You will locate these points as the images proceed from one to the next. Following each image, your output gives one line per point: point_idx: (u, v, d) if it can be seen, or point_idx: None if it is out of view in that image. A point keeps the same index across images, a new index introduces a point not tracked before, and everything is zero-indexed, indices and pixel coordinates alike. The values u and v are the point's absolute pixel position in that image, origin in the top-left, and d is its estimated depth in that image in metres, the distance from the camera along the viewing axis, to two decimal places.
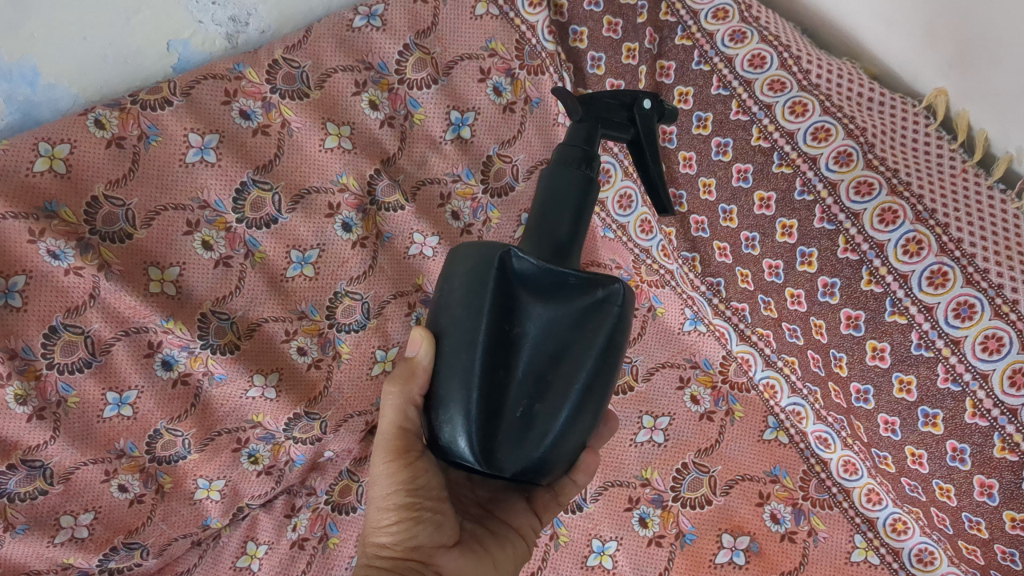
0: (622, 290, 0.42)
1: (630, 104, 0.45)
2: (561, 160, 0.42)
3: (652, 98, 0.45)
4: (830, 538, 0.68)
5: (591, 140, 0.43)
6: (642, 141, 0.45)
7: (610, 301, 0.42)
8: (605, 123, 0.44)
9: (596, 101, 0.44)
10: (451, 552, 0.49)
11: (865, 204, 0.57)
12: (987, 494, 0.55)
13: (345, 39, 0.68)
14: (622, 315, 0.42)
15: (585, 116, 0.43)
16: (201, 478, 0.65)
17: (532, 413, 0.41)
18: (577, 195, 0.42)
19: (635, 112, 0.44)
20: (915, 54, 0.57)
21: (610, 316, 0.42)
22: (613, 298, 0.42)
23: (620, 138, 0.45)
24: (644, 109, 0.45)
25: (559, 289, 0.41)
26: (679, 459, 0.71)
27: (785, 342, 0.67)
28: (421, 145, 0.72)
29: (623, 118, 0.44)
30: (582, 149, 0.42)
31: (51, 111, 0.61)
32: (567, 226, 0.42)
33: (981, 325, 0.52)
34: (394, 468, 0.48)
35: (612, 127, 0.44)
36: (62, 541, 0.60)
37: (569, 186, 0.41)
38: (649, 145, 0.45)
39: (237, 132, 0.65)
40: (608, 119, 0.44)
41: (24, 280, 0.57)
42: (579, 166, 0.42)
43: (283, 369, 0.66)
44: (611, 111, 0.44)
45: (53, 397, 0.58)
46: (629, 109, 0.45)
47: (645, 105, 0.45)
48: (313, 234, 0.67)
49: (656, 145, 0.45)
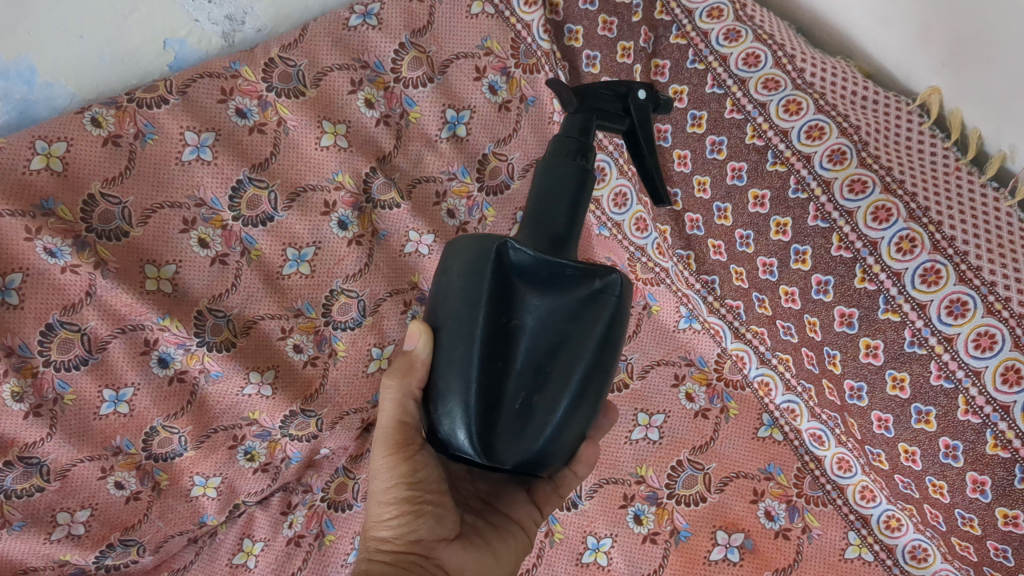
0: (619, 280, 0.42)
1: (624, 95, 0.45)
2: (557, 151, 0.43)
3: (646, 89, 0.45)
4: (824, 535, 0.68)
5: (586, 131, 0.43)
6: (637, 131, 0.46)
7: (608, 291, 0.42)
8: (600, 114, 0.44)
9: (590, 93, 0.44)
10: (452, 544, 0.50)
11: (858, 202, 0.57)
12: (980, 491, 0.55)
13: (340, 38, 0.69)
14: (620, 306, 0.43)
15: (580, 107, 0.44)
16: (197, 475, 0.65)
17: (532, 405, 0.41)
18: (574, 185, 0.42)
19: (630, 104, 0.45)
20: (908, 53, 0.57)
21: (608, 307, 0.42)
22: (611, 288, 0.42)
23: (614, 129, 0.46)
24: (639, 99, 0.45)
25: (557, 280, 0.41)
26: (674, 456, 0.71)
27: (779, 339, 0.67)
28: (417, 143, 0.72)
29: (618, 109, 0.45)
30: (577, 140, 0.43)
31: (48, 110, 0.61)
32: (564, 217, 0.42)
33: (974, 323, 0.52)
34: (393, 462, 0.48)
35: (607, 118, 0.45)
36: (59, 538, 0.60)
37: (566, 177, 0.42)
38: (644, 136, 0.46)
39: (233, 130, 0.65)
40: (603, 111, 0.44)
41: (21, 277, 0.57)
42: (575, 157, 0.42)
43: (279, 366, 0.67)
44: (606, 102, 0.44)
45: (49, 394, 0.59)
46: (624, 99, 0.45)
47: (640, 95, 0.45)
48: (310, 231, 0.67)
49: (651, 136, 0.46)
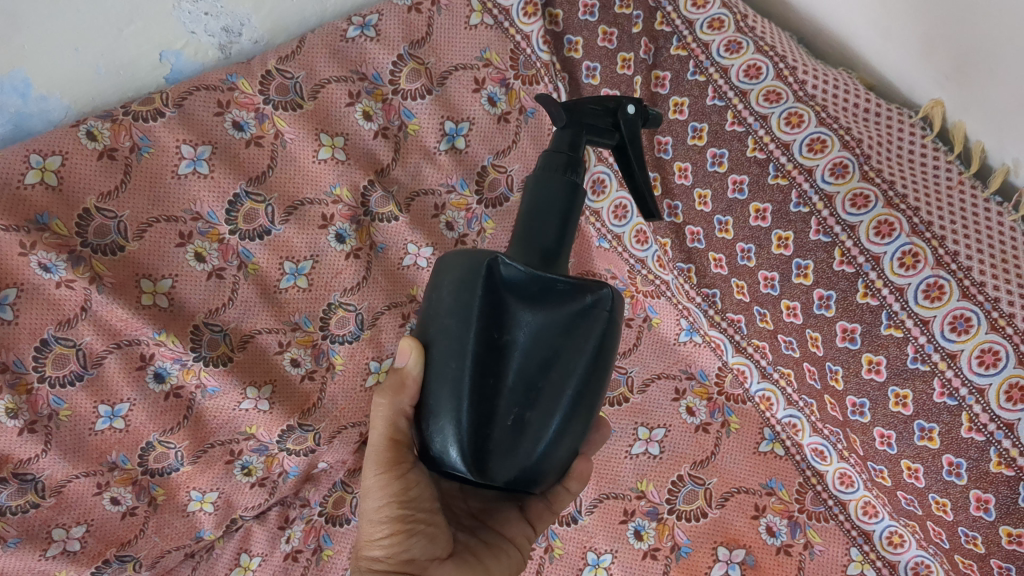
0: (610, 295, 0.41)
1: (614, 109, 0.44)
2: (546, 166, 0.42)
3: (635, 103, 0.44)
4: (826, 551, 0.67)
5: (575, 146, 0.42)
6: (627, 146, 0.44)
7: (599, 306, 0.41)
8: (589, 128, 0.43)
9: (579, 107, 0.43)
10: (445, 564, 0.49)
11: (861, 217, 0.56)
12: (984, 509, 0.54)
13: (337, 49, 0.68)
14: (612, 320, 0.42)
15: (569, 122, 0.43)
16: (194, 490, 0.64)
17: (524, 421, 0.40)
18: (564, 199, 0.41)
19: (619, 118, 0.44)
20: (911, 65, 0.57)
21: (600, 321, 0.41)
22: (602, 303, 0.41)
23: (604, 144, 0.44)
24: (628, 114, 0.44)
25: (547, 295, 0.41)
26: (675, 471, 0.71)
27: (780, 353, 0.67)
28: (415, 156, 0.71)
29: (608, 123, 0.44)
30: (567, 154, 0.42)
31: (43, 123, 0.61)
32: (554, 231, 0.41)
33: (978, 339, 0.51)
34: (385, 480, 0.47)
35: (597, 133, 0.43)
36: (54, 554, 0.59)
37: (555, 192, 0.41)
38: (634, 150, 0.44)
39: (230, 143, 0.64)
40: (593, 125, 0.43)
41: (16, 293, 0.56)
42: (565, 171, 0.41)
43: (276, 381, 0.66)
44: (595, 116, 0.43)
45: (44, 410, 0.58)
46: (614, 114, 0.44)
47: (628, 111, 0.44)
48: (307, 245, 0.67)
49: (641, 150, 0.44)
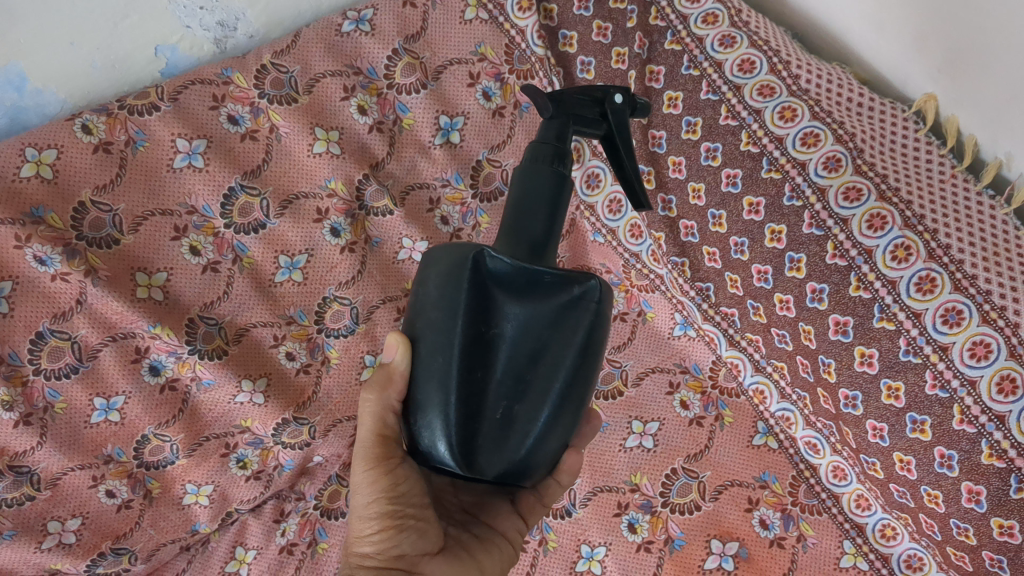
0: (598, 286, 0.42)
1: (601, 100, 0.44)
2: (534, 157, 0.42)
3: (622, 93, 0.45)
4: (819, 544, 0.68)
5: (562, 137, 0.43)
6: (615, 136, 0.45)
7: (587, 298, 0.41)
8: (577, 119, 0.44)
9: (566, 98, 0.43)
10: (435, 559, 0.49)
11: (853, 210, 0.56)
12: (975, 501, 0.54)
13: (332, 44, 0.68)
14: (600, 312, 0.42)
15: (556, 112, 0.43)
16: (190, 483, 0.65)
17: (512, 415, 0.41)
18: (551, 190, 0.41)
19: (607, 108, 0.44)
20: (904, 59, 0.57)
21: (588, 313, 0.41)
22: (590, 294, 0.42)
23: (592, 134, 0.45)
24: (615, 103, 0.45)
25: (535, 288, 0.41)
26: (669, 464, 0.71)
27: (774, 347, 0.67)
28: (410, 150, 0.72)
29: (595, 114, 0.44)
30: (554, 146, 0.42)
31: (39, 116, 0.61)
32: (542, 223, 0.41)
33: (970, 331, 0.52)
34: (373, 476, 0.47)
35: (584, 123, 0.44)
36: (50, 547, 0.59)
37: (543, 183, 0.41)
38: (622, 140, 0.45)
39: (225, 137, 0.65)
40: (580, 116, 0.44)
41: (12, 285, 0.56)
42: (552, 162, 0.42)
43: (272, 374, 0.66)
44: (582, 107, 0.44)
45: (40, 403, 0.59)
46: (601, 104, 0.45)
47: (616, 100, 0.45)
48: (302, 239, 0.67)
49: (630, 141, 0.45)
